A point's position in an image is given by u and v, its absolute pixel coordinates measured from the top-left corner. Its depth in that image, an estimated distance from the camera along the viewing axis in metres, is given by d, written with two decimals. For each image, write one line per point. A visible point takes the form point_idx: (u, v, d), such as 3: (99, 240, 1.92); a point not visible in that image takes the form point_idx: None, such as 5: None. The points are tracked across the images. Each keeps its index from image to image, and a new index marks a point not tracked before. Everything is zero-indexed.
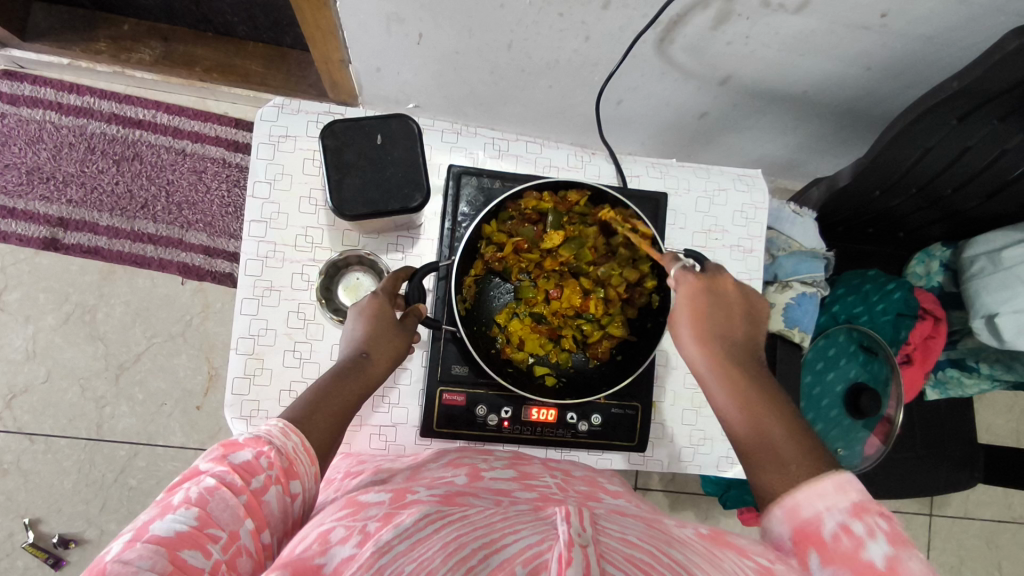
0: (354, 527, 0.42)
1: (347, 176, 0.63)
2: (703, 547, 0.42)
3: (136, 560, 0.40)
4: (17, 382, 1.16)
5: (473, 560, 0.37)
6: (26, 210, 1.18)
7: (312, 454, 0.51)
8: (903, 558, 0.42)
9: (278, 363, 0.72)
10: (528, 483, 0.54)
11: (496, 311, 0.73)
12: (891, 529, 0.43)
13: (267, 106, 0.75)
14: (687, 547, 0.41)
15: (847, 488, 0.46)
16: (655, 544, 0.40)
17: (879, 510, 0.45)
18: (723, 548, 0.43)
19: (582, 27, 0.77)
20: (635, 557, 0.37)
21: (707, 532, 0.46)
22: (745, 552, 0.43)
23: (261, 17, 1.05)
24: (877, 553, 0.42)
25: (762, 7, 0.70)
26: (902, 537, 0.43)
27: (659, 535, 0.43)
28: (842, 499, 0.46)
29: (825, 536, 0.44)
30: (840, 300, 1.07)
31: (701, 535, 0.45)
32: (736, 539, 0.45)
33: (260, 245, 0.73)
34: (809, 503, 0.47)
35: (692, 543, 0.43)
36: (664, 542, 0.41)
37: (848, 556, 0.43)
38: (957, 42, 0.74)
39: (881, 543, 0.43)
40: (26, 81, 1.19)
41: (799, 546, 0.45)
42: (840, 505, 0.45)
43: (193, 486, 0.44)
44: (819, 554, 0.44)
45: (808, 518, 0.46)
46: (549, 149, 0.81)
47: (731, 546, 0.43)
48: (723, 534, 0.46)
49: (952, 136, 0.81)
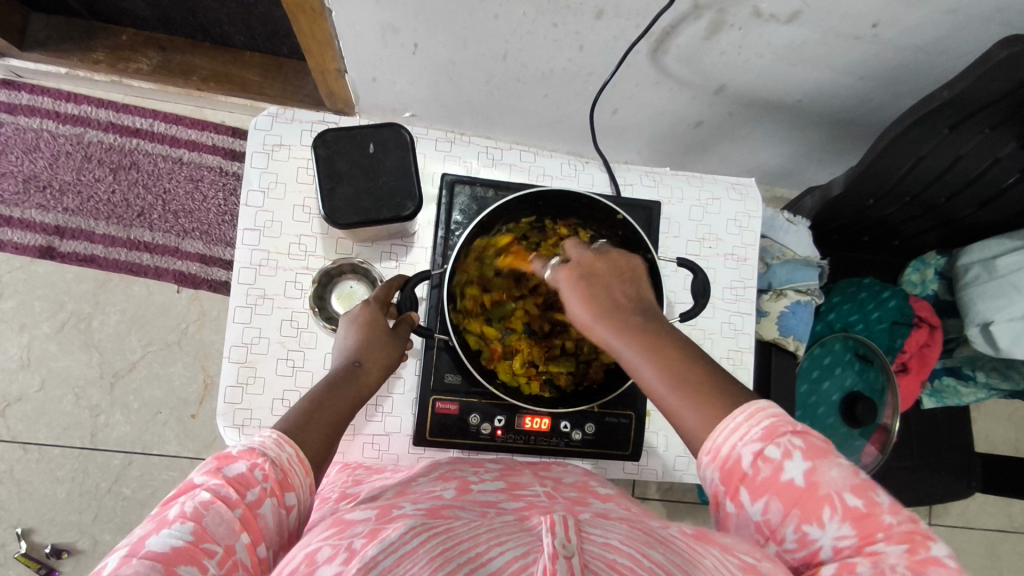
0: (340, 545, 0.41)
1: (340, 185, 0.63)
2: (684, 544, 0.42)
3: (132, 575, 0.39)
4: (11, 391, 1.15)
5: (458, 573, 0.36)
6: (22, 218, 1.18)
7: (307, 465, 0.50)
8: (819, 470, 0.47)
9: (271, 371, 0.72)
10: (517, 492, 0.53)
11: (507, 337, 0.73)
12: (804, 444, 0.48)
13: (261, 115, 0.75)
14: (670, 548, 0.41)
15: (757, 415, 0.49)
16: (636, 547, 0.40)
17: (792, 428, 0.48)
18: (707, 544, 0.43)
19: (576, 37, 0.77)
20: (618, 563, 0.37)
21: (691, 530, 0.46)
22: (730, 550, 0.43)
23: (259, 27, 1.06)
24: (796, 471, 0.47)
25: (755, 17, 0.70)
26: (815, 447, 0.48)
27: (643, 537, 0.43)
28: (754, 429, 0.48)
29: (747, 469, 0.48)
30: (835, 308, 1.06)
31: (685, 533, 0.45)
32: (720, 537, 0.45)
33: (254, 253, 0.73)
34: (727, 445, 0.48)
35: (675, 541, 0.43)
36: (646, 543, 0.41)
37: (770, 482, 0.47)
38: (949, 51, 0.74)
39: (797, 460, 0.47)
40: (23, 90, 1.19)
41: (728, 483, 0.49)
42: (753, 434, 0.48)
43: (188, 500, 0.44)
44: (747, 486, 0.48)
45: (728, 456, 0.48)
46: (544, 158, 0.81)
47: (715, 543, 0.44)
48: (707, 532, 0.46)
49: (944, 146, 0.81)
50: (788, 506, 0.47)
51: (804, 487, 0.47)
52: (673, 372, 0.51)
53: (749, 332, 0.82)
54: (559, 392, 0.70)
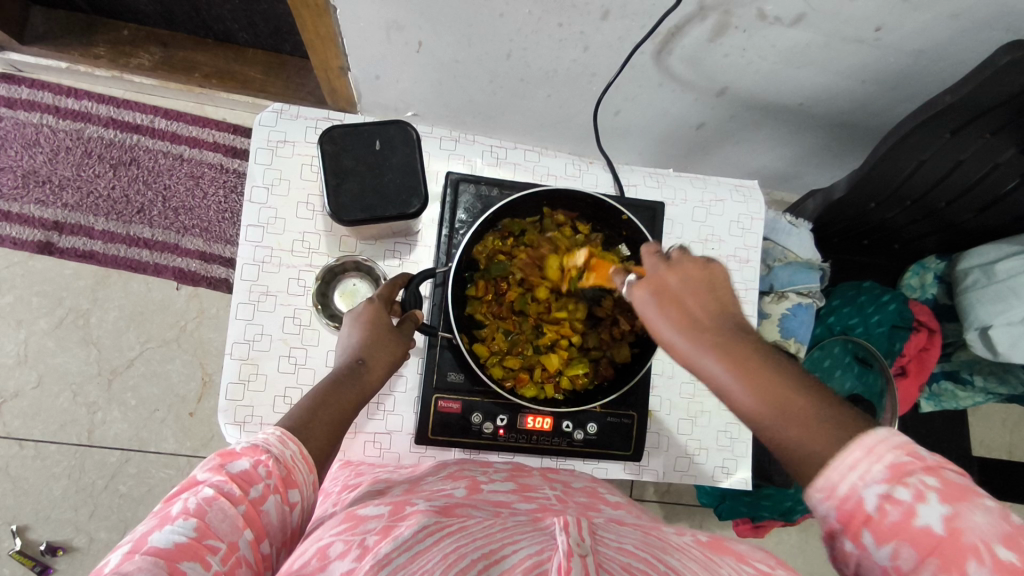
0: (352, 541, 0.42)
1: (346, 181, 0.63)
2: (699, 554, 0.42)
3: (135, 571, 0.39)
4: (8, 387, 1.15)
5: (471, 569, 0.37)
6: (21, 213, 1.17)
7: (310, 462, 0.50)
8: (962, 517, 0.36)
9: (273, 368, 0.72)
10: (529, 494, 0.54)
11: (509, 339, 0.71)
12: (940, 483, 0.37)
13: (266, 111, 0.75)
14: (684, 556, 0.41)
15: (879, 449, 0.39)
16: (653, 553, 0.40)
17: (921, 464, 0.38)
18: (721, 555, 0.43)
19: (581, 38, 0.77)
20: (633, 566, 0.37)
21: (706, 539, 0.46)
22: (744, 559, 0.43)
23: (262, 24, 1.05)
24: (932, 517, 0.37)
25: (759, 19, 0.71)
26: (955, 486, 0.37)
27: (658, 544, 0.43)
28: (876, 466, 0.38)
29: (870, 515, 0.38)
30: (835, 312, 1.06)
31: (700, 543, 0.45)
32: (734, 546, 0.45)
33: (257, 250, 0.73)
34: (843, 481, 0.39)
35: (689, 549, 0.43)
36: (661, 549, 0.41)
37: (900, 529, 0.37)
38: (952, 57, 0.75)
39: (934, 504, 0.37)
40: (23, 84, 1.19)
41: (847, 526, 0.39)
42: (876, 473, 0.38)
43: (191, 496, 0.44)
44: (872, 534, 0.38)
45: (849, 497, 0.39)
46: (548, 158, 0.81)
47: (730, 553, 0.43)
48: (723, 542, 0.46)
49: (946, 150, 0.81)
50: (927, 561, 0.36)
51: (942, 535, 0.36)
52: (774, 398, 0.44)
53: None
54: (572, 392, 0.71)
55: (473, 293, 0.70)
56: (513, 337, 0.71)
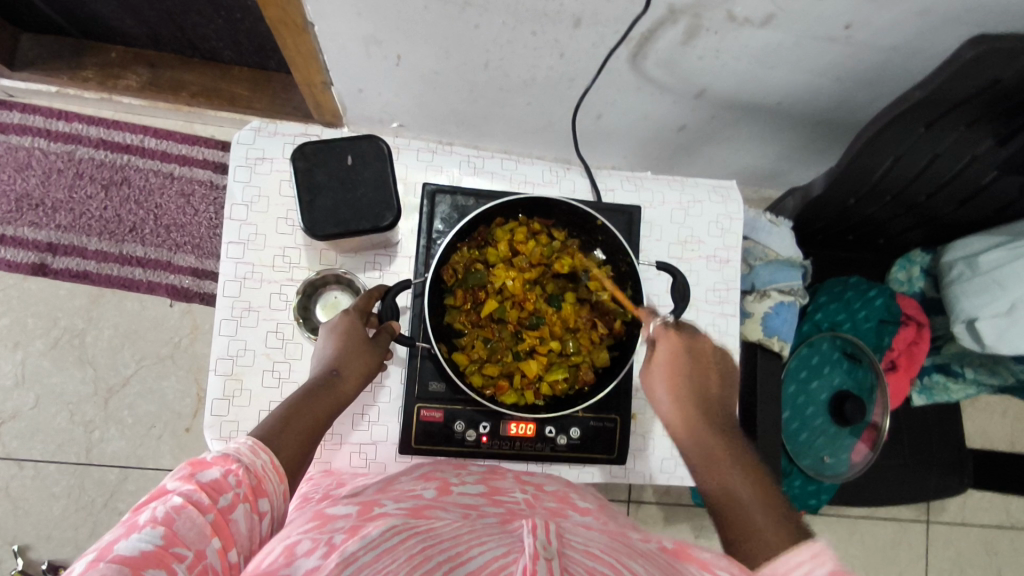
0: (320, 539, 0.43)
1: (319, 197, 0.64)
2: (665, 560, 0.43)
3: None
4: (6, 408, 1.16)
5: (436, 570, 0.38)
6: (15, 236, 1.19)
7: (281, 472, 0.52)
8: None
9: (257, 384, 0.72)
10: (498, 498, 0.54)
11: (486, 345, 0.71)
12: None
13: (244, 129, 0.76)
14: (652, 561, 0.42)
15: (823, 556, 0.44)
16: (618, 557, 0.40)
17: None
18: (686, 562, 0.44)
19: (556, 45, 0.78)
20: (599, 569, 0.38)
21: (672, 545, 0.46)
22: (709, 565, 0.43)
23: (246, 42, 1.07)
24: None
25: (729, 21, 0.71)
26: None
27: (624, 549, 0.43)
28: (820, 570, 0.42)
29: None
30: (822, 308, 1.04)
31: (664, 549, 0.45)
32: (700, 552, 0.45)
33: (238, 266, 0.74)
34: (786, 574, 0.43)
35: (655, 556, 0.43)
36: (627, 554, 0.42)
37: None
38: (924, 51, 0.75)
39: None
40: (15, 109, 1.21)
41: None
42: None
43: (159, 505, 0.44)
44: None
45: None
46: (525, 166, 0.82)
47: (695, 558, 0.44)
48: (687, 547, 0.46)
49: (921, 144, 0.81)
50: None
51: None
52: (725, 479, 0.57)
53: (734, 333, 0.82)
54: (553, 397, 0.71)
55: (451, 302, 0.71)
56: (492, 344, 0.71)
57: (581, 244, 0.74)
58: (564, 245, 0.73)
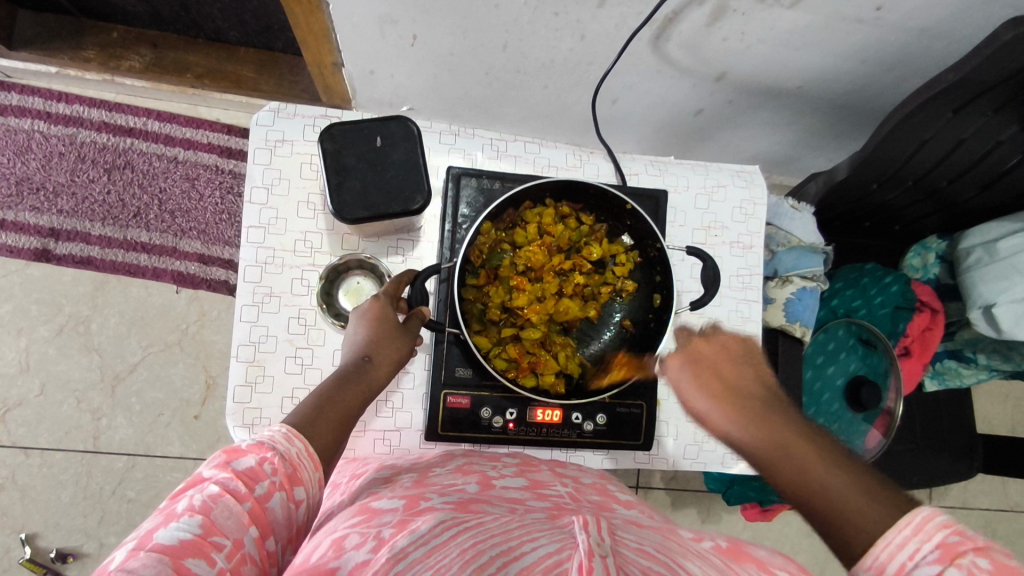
0: (368, 533, 0.42)
1: (348, 179, 0.62)
2: (720, 560, 0.42)
3: (140, 568, 0.39)
4: (11, 395, 1.14)
5: (490, 568, 0.37)
6: (15, 221, 1.16)
7: (316, 460, 0.50)
8: None
9: (279, 370, 0.71)
10: (540, 492, 0.53)
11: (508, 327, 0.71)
12: (992, 565, 0.38)
13: (262, 110, 0.74)
14: (704, 560, 0.41)
15: (926, 529, 0.41)
16: (671, 557, 0.40)
17: (972, 545, 0.39)
18: (743, 564, 0.43)
19: (577, 27, 0.77)
20: (653, 568, 0.37)
21: (725, 545, 0.46)
22: (765, 566, 0.42)
23: (253, 22, 1.04)
24: None
25: (758, 3, 0.70)
26: (1008, 568, 0.37)
27: (676, 547, 0.43)
28: (925, 545, 0.40)
29: None
30: (838, 295, 1.06)
31: (719, 549, 0.45)
32: (753, 551, 0.45)
33: (259, 251, 0.73)
34: (891, 558, 0.41)
35: (710, 556, 0.43)
36: (680, 553, 0.41)
37: None
38: (953, 33, 0.74)
39: None
40: (13, 90, 1.18)
41: None
42: (925, 552, 0.40)
43: (196, 494, 0.44)
44: None
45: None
46: (548, 149, 0.81)
47: (751, 559, 0.43)
48: (742, 547, 0.46)
49: (946, 130, 0.81)
50: None
51: None
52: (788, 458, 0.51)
53: (756, 319, 0.82)
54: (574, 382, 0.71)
55: (474, 283, 0.69)
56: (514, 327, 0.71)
57: (608, 229, 0.73)
58: (590, 229, 0.72)
